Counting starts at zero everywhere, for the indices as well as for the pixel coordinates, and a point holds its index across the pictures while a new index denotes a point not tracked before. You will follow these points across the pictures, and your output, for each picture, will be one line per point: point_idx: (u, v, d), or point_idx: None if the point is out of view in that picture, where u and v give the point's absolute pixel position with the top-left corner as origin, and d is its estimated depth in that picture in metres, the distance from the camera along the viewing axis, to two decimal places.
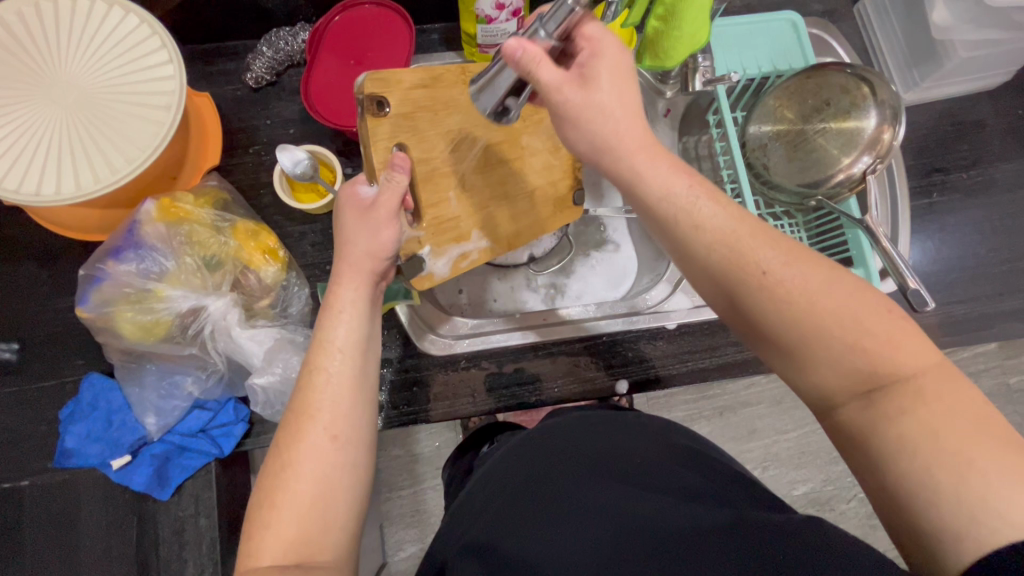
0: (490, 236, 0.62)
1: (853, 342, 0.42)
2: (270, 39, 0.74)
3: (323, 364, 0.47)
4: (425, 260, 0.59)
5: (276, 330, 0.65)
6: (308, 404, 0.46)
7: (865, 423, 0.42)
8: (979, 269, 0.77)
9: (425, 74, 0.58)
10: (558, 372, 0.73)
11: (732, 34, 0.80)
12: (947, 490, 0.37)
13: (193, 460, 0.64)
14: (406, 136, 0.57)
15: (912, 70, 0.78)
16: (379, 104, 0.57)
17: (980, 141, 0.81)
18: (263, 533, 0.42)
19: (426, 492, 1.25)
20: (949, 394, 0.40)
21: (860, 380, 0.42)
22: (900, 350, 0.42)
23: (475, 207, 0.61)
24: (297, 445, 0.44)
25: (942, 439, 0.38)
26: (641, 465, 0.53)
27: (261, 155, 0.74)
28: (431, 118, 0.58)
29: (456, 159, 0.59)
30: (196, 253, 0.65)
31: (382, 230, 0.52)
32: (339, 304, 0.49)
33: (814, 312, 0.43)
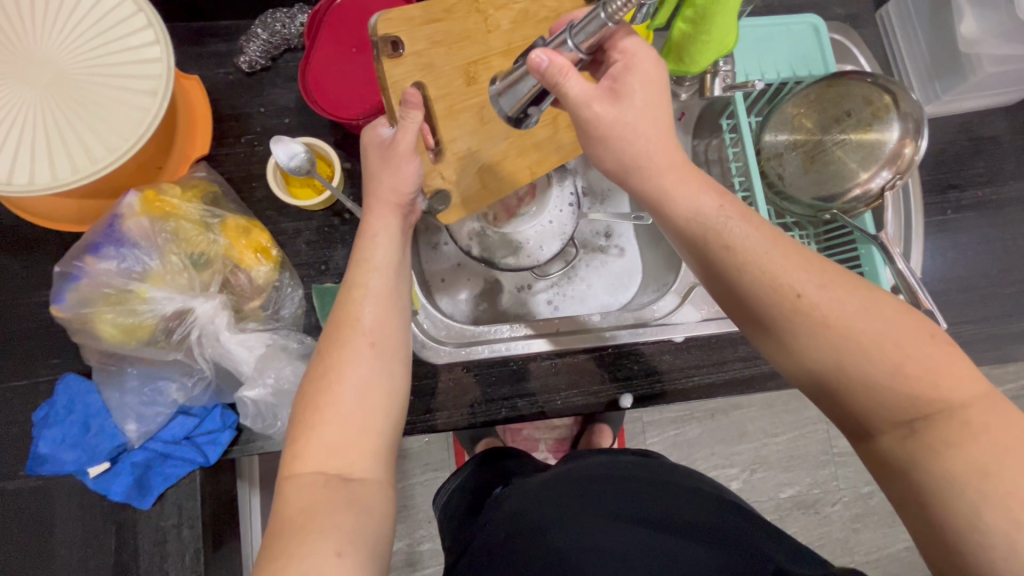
0: (512, 167, 0.62)
1: (893, 369, 0.39)
2: (264, 21, 0.69)
3: (360, 279, 0.47)
4: (448, 194, 0.60)
5: (267, 335, 0.62)
6: (348, 315, 0.46)
7: (908, 458, 0.39)
8: (989, 288, 0.76)
9: (436, 7, 0.55)
10: (560, 384, 0.70)
11: (752, 37, 0.77)
12: (1000, 538, 0.34)
13: (175, 468, 0.61)
14: (422, 75, 0.55)
15: (934, 82, 0.76)
16: (392, 45, 0.54)
17: (995, 157, 0.79)
18: (308, 436, 0.42)
19: (413, 488, 1.23)
20: (1000, 425, 0.37)
21: (900, 409, 0.39)
22: (944, 378, 0.38)
23: (495, 138, 0.60)
24: (341, 353, 0.44)
25: (994, 480, 0.35)
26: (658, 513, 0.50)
27: (254, 145, 0.69)
28: (446, 52, 0.55)
29: (477, 94, 0.57)
30: (183, 251, 0.60)
31: (403, 163, 0.51)
32: (372, 228, 0.50)
33: (850, 334, 0.40)
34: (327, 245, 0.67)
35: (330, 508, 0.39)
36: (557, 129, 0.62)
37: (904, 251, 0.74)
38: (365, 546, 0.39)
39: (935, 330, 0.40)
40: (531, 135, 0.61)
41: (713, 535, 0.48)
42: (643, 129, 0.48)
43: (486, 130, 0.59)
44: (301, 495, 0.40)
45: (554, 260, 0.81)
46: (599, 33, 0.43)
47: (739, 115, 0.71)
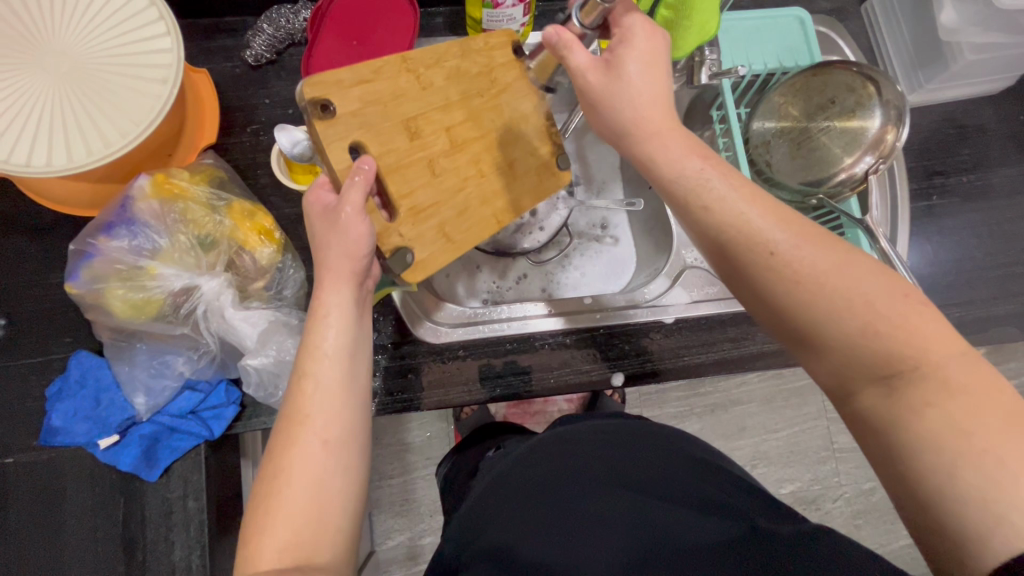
0: (476, 218, 0.57)
1: (866, 325, 0.41)
2: (270, 17, 0.72)
3: (311, 369, 0.47)
4: (410, 252, 0.54)
5: (270, 312, 0.64)
6: (299, 410, 0.45)
7: (887, 414, 0.40)
8: (975, 272, 0.78)
9: (365, 67, 0.52)
10: (554, 363, 0.72)
11: (739, 30, 0.80)
12: (971, 490, 0.35)
13: (182, 441, 0.63)
14: (362, 134, 0.52)
15: (917, 72, 0.78)
16: (323, 107, 0.50)
17: (980, 145, 0.81)
18: (262, 535, 0.42)
19: (416, 481, 1.25)
20: (974, 385, 0.38)
21: (878, 366, 0.41)
22: (922, 335, 0.40)
23: (452, 191, 0.56)
24: (291, 451, 0.44)
25: (966, 435, 0.36)
26: (636, 475, 0.52)
27: (259, 135, 0.73)
28: (382, 111, 0.53)
29: (422, 148, 0.55)
30: (190, 232, 0.63)
31: (352, 230, 0.49)
32: (324, 309, 0.49)
33: (824, 290, 0.42)
34: None
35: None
36: (515, 176, 0.59)
37: (890, 235, 0.76)
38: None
39: (912, 291, 0.42)
40: (492, 184, 0.58)
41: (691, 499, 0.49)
42: (635, 100, 0.50)
43: (440, 184, 0.55)
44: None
45: (549, 247, 0.84)
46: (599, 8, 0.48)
47: (727, 104, 0.73)
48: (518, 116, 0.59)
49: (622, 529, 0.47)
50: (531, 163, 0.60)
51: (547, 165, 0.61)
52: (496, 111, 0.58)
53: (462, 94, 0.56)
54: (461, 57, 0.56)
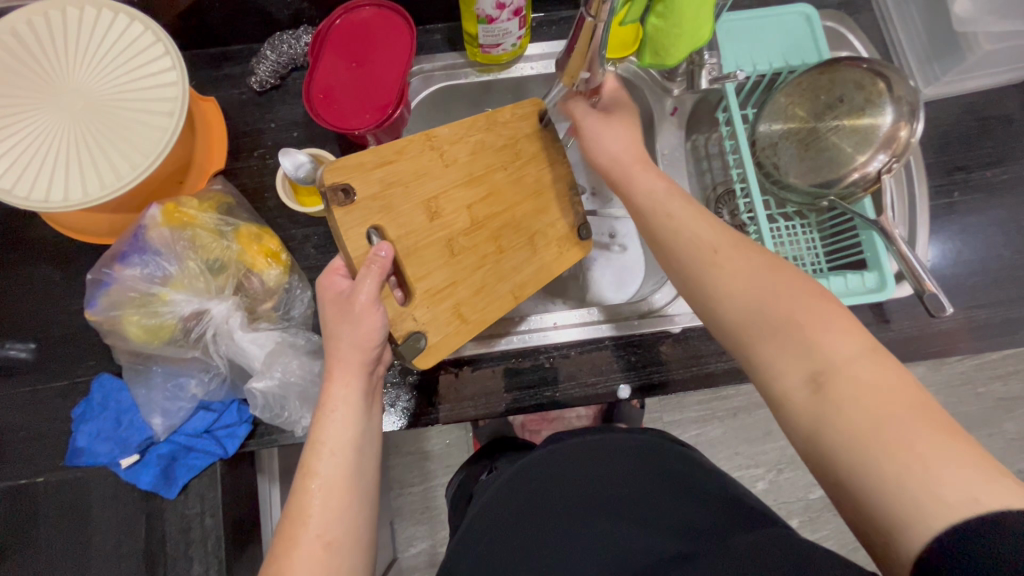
0: (493, 296, 0.60)
1: (786, 318, 0.44)
2: (274, 43, 0.74)
3: (315, 466, 0.48)
4: (423, 335, 0.56)
5: (278, 333, 0.66)
6: (301, 509, 0.46)
7: (810, 411, 0.41)
8: (1002, 272, 0.74)
9: (389, 149, 0.55)
10: (560, 376, 0.71)
11: (743, 30, 0.78)
12: (889, 475, 0.36)
13: (198, 459, 0.65)
14: (380, 218, 0.54)
15: (932, 65, 0.74)
16: (344, 191, 0.52)
17: (1005, 137, 0.77)
18: None
19: (436, 489, 1.26)
20: (882, 376, 0.39)
21: (805, 363, 0.42)
22: (833, 333, 0.42)
23: (469, 269, 0.59)
24: (292, 553, 0.44)
25: (883, 426, 0.37)
26: (618, 493, 0.51)
27: (265, 159, 0.75)
28: (403, 191, 0.56)
29: (441, 228, 0.57)
30: (200, 257, 0.65)
31: (365, 321, 0.52)
32: (332, 402, 0.51)
33: (746, 290, 0.47)
34: (333, 248, 0.72)
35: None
36: (536, 250, 0.63)
37: (907, 235, 0.74)
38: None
39: (814, 289, 0.45)
40: (511, 260, 0.61)
41: (665, 524, 0.48)
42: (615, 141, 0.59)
43: (456, 262, 0.58)
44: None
45: None
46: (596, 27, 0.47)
47: (731, 107, 0.71)
48: (541, 190, 0.64)
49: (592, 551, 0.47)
50: (552, 236, 0.64)
51: (567, 236, 0.65)
52: (520, 187, 0.62)
53: (484, 169, 0.60)
54: (487, 130, 0.61)
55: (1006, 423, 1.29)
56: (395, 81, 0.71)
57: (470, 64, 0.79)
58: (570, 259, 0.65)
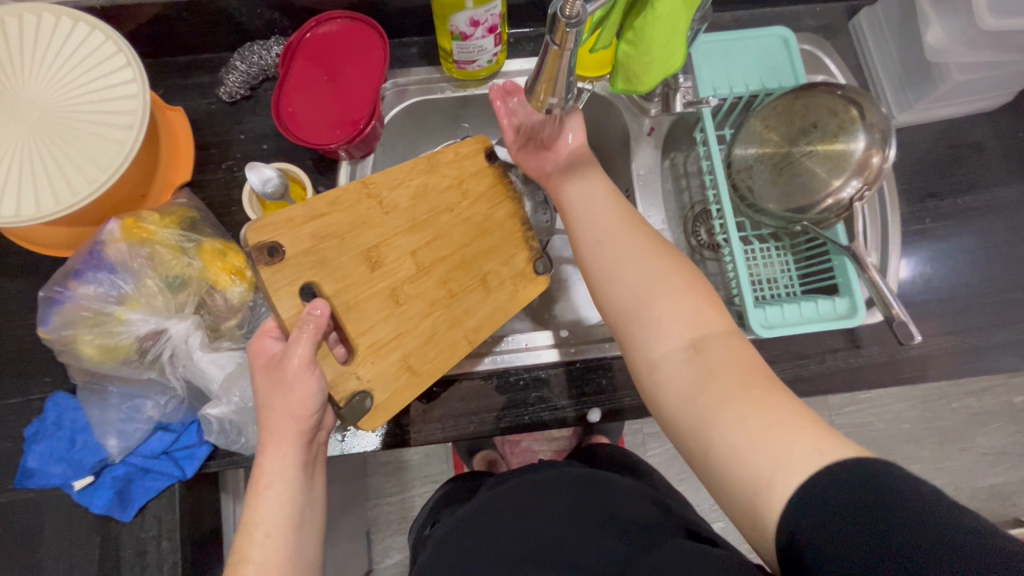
0: (443, 344, 0.60)
1: (676, 292, 0.50)
2: (243, 54, 0.73)
3: (249, 552, 0.47)
4: (368, 395, 0.55)
5: (240, 353, 0.64)
6: None
7: (688, 372, 0.47)
8: (971, 299, 0.75)
9: (322, 204, 0.54)
10: (529, 399, 0.70)
11: (720, 51, 0.78)
12: (752, 430, 0.42)
13: (155, 481, 0.63)
14: (314, 273, 0.54)
15: (906, 92, 0.75)
16: (271, 250, 0.52)
17: (977, 164, 0.78)
18: None
19: (413, 500, 1.25)
20: (739, 354, 0.47)
21: (688, 331, 0.48)
22: (706, 310, 0.49)
23: (417, 318, 0.58)
24: None
25: (748, 392, 0.44)
26: (547, 539, 0.50)
27: (234, 171, 0.73)
28: (339, 244, 0.55)
29: (384, 277, 0.57)
30: (160, 274, 0.63)
31: (298, 388, 0.50)
32: (266, 480, 0.49)
33: (641, 265, 0.52)
34: None
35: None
36: (489, 289, 0.62)
37: (878, 260, 0.74)
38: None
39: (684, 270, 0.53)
40: (461, 304, 0.61)
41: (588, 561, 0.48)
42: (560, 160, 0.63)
43: (402, 313, 0.58)
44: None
45: None
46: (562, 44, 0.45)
47: (706, 131, 0.71)
48: (490, 228, 0.63)
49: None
50: (505, 274, 0.63)
51: (523, 270, 0.64)
52: (467, 229, 0.61)
53: (427, 212, 0.60)
54: (428, 172, 0.60)
55: (979, 438, 1.31)
56: (368, 97, 0.69)
57: (447, 80, 0.78)
58: (528, 294, 0.64)
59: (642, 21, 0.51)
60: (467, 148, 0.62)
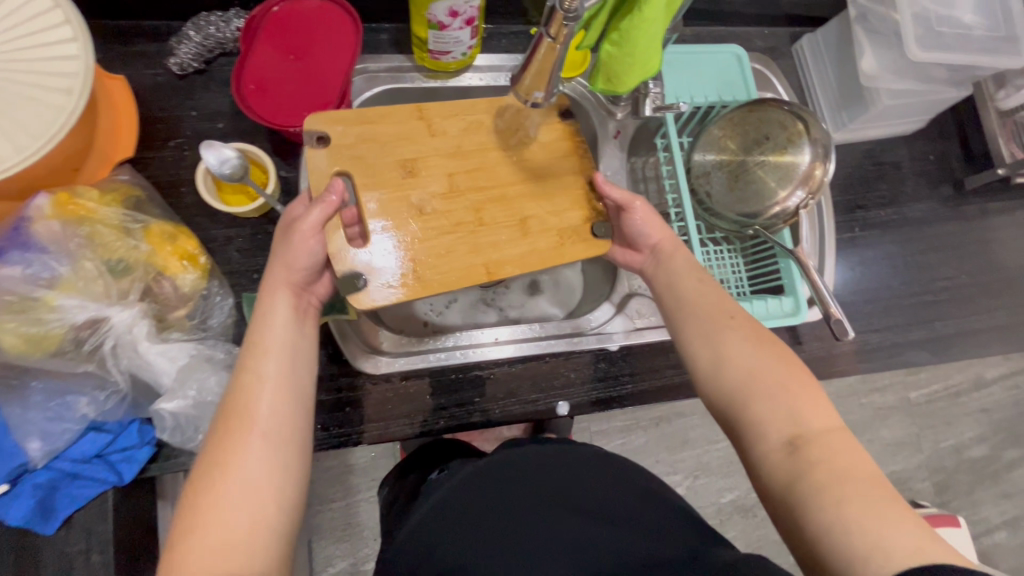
0: (457, 264, 0.60)
1: (784, 390, 0.48)
2: (197, 23, 0.68)
3: (249, 372, 0.49)
4: (362, 277, 0.57)
5: (192, 345, 0.59)
6: (237, 411, 0.47)
7: (792, 469, 0.44)
8: (891, 301, 0.83)
9: (372, 113, 0.62)
10: (499, 393, 0.70)
11: (681, 63, 0.82)
12: (849, 521, 0.40)
13: (85, 489, 0.56)
14: (350, 166, 0.60)
15: (842, 112, 0.83)
16: (318, 139, 0.60)
17: (896, 182, 0.88)
18: (193, 534, 0.42)
19: (359, 505, 1.20)
20: (853, 455, 0.44)
21: (793, 427, 0.46)
22: (816, 410, 0.47)
23: (437, 233, 0.60)
24: (229, 450, 0.45)
25: (848, 483, 0.42)
26: (585, 496, 0.53)
27: (183, 150, 0.67)
28: (379, 149, 0.61)
29: (413, 186, 0.61)
30: (98, 257, 0.58)
31: (301, 243, 0.54)
32: (264, 314, 0.52)
33: (744, 355, 0.51)
34: (260, 252, 0.66)
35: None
36: (527, 233, 0.63)
37: (818, 263, 0.81)
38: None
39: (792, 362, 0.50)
40: (491, 236, 0.62)
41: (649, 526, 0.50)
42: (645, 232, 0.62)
43: (424, 221, 0.61)
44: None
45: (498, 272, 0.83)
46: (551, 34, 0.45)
47: (670, 136, 0.75)
48: (551, 178, 0.65)
49: (562, 553, 0.47)
50: (550, 223, 0.64)
51: (582, 229, 0.64)
52: (517, 170, 0.64)
53: (478, 146, 0.64)
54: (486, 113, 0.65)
55: (882, 430, 1.46)
56: (337, 80, 0.66)
57: (417, 69, 0.76)
58: (573, 250, 0.63)
59: (629, 23, 0.53)
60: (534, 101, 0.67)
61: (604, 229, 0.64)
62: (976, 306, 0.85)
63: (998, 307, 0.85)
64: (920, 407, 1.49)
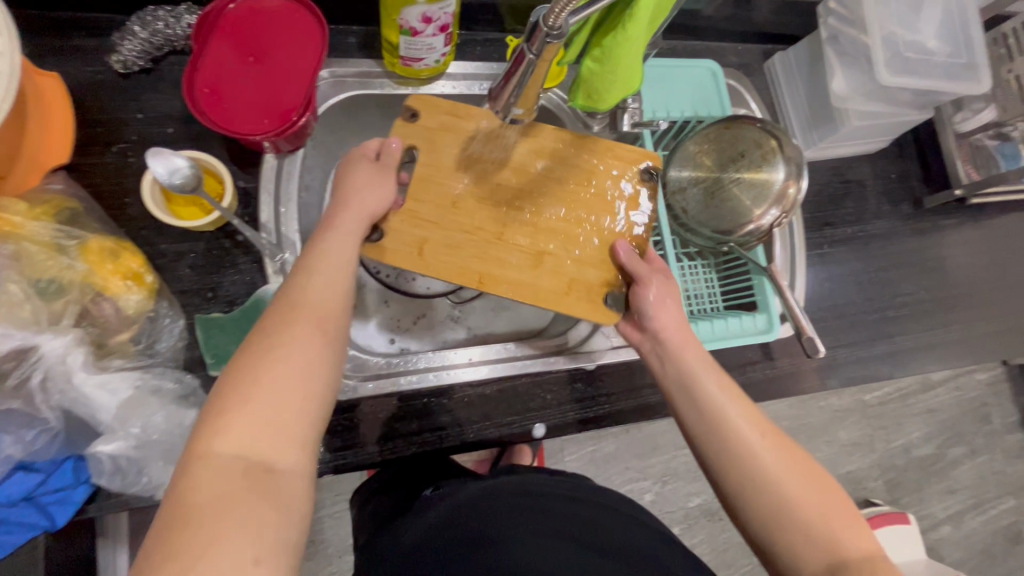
0: (460, 263, 0.59)
1: (819, 510, 0.47)
2: (145, 19, 0.62)
3: (310, 271, 0.48)
4: (382, 236, 0.58)
5: (137, 375, 0.54)
6: (300, 301, 0.46)
7: None
8: (857, 316, 0.85)
9: (460, 109, 0.62)
10: (474, 416, 0.68)
11: (658, 77, 0.81)
12: None
13: (12, 534, 0.50)
14: (420, 141, 0.61)
15: (812, 131, 0.84)
16: (411, 113, 0.61)
17: (861, 199, 0.90)
18: (234, 409, 0.39)
19: (322, 522, 1.15)
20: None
21: (830, 554, 0.45)
22: (847, 528, 0.47)
23: (456, 228, 0.60)
24: (286, 334, 0.43)
25: None
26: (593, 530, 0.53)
27: (128, 156, 0.61)
28: (451, 139, 0.62)
29: (466, 180, 0.61)
30: (25, 277, 0.52)
31: (372, 173, 0.56)
32: (332, 224, 0.52)
33: (779, 474, 0.48)
34: (214, 269, 0.61)
35: (244, 503, 0.37)
36: (539, 266, 0.61)
37: (789, 280, 0.82)
38: (283, 547, 0.37)
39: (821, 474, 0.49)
40: (505, 254, 0.60)
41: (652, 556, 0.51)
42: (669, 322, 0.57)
43: (454, 213, 0.60)
44: (211, 479, 0.37)
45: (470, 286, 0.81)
46: (536, 49, 0.42)
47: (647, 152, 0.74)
48: (597, 225, 0.63)
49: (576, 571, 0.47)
50: (568, 269, 0.61)
51: (598, 291, 0.61)
52: (568, 209, 0.62)
53: (552, 178, 0.63)
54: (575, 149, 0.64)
55: (839, 431, 1.51)
56: (300, 85, 0.62)
57: (387, 75, 0.72)
58: (579, 307, 0.60)
59: (612, 41, 0.51)
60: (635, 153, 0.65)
61: (618, 302, 0.61)
62: (935, 322, 0.87)
63: (955, 323, 0.88)
64: (874, 409, 1.55)
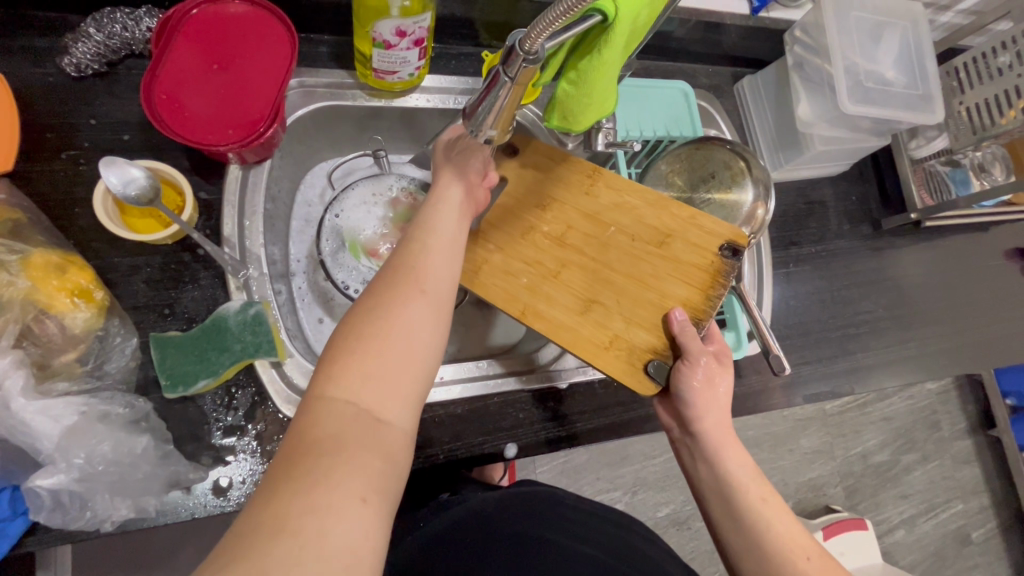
0: (511, 294, 0.61)
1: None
2: (99, 19, 0.58)
3: (423, 239, 0.49)
4: None
5: (82, 399, 0.51)
6: (412, 267, 0.47)
7: None
8: (821, 333, 0.88)
9: (592, 170, 0.66)
10: (445, 437, 0.66)
11: (632, 97, 0.82)
12: None
13: None
14: (509, 175, 0.66)
15: (780, 153, 0.86)
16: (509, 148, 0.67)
17: (824, 220, 0.93)
18: (349, 359, 0.40)
19: None
20: None
21: None
22: None
23: (519, 258, 0.63)
24: (398, 297, 0.44)
25: None
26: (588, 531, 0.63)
27: (79, 163, 0.58)
28: (537, 181, 0.66)
29: (539, 217, 0.64)
30: None
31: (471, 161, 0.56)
32: (438, 197, 0.53)
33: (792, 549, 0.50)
34: (172, 285, 0.58)
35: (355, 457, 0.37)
36: (586, 313, 0.61)
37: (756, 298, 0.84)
38: (389, 491, 0.37)
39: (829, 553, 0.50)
40: (554, 292, 0.62)
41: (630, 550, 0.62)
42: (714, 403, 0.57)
43: (523, 244, 0.63)
44: (333, 418, 0.38)
45: None
46: (515, 73, 0.42)
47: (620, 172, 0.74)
48: (651, 278, 0.62)
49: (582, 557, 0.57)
50: (614, 325, 0.61)
51: (640, 355, 0.60)
52: (631, 266, 0.63)
53: (628, 233, 0.64)
54: (656, 205, 0.65)
55: (801, 440, 1.56)
56: (267, 93, 0.60)
57: (359, 86, 0.71)
58: (617, 363, 0.59)
59: (589, 64, 0.51)
60: (720, 231, 0.63)
61: (659, 373, 0.59)
62: (892, 339, 0.91)
63: (910, 340, 0.91)
64: (833, 417, 1.60)
